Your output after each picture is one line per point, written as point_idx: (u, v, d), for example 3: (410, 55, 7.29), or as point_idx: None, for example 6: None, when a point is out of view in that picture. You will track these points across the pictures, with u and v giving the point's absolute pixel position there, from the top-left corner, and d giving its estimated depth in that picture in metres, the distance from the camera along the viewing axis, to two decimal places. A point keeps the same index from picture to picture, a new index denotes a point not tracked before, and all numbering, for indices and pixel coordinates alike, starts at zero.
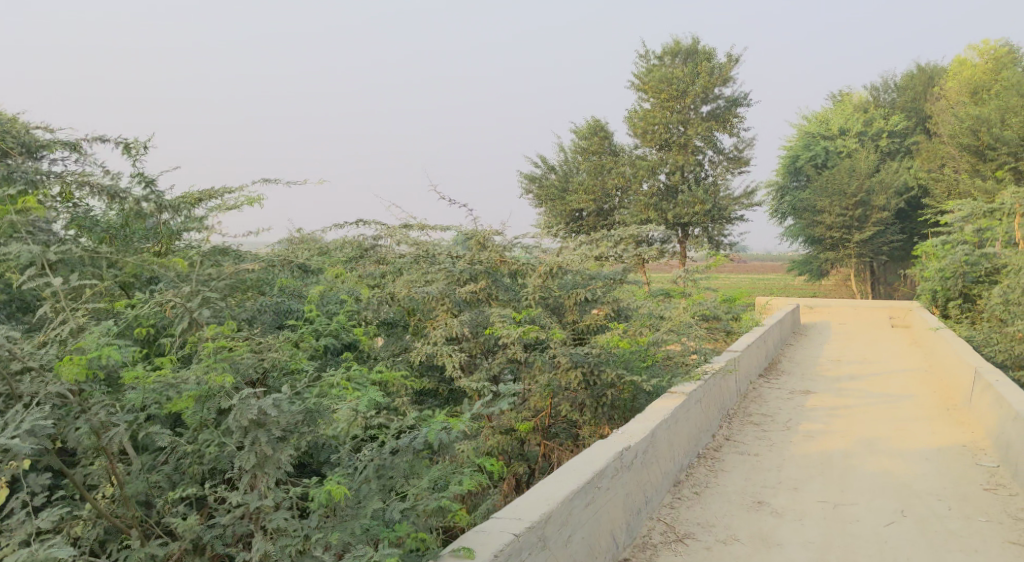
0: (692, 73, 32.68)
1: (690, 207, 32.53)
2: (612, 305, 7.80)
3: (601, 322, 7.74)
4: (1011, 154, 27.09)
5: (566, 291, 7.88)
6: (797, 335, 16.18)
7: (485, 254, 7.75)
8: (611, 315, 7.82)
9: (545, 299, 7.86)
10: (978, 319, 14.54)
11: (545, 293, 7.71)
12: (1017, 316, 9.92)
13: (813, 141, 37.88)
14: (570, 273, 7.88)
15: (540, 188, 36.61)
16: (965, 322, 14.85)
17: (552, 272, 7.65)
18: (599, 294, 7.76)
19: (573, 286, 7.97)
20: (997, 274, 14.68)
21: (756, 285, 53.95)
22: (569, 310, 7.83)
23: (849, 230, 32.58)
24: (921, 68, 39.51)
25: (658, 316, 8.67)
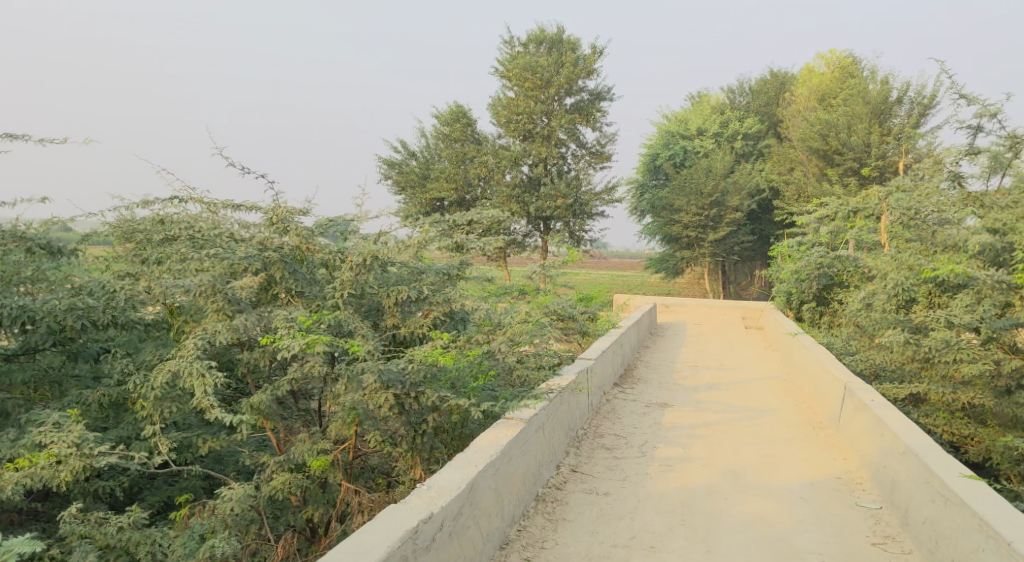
0: (557, 63, 31.89)
1: (553, 200, 31.85)
2: (443, 307, 6.36)
3: (426, 328, 6.24)
4: (856, 159, 28.22)
5: (385, 289, 6.39)
6: (654, 337, 15.48)
7: (284, 238, 6.17)
8: (442, 319, 6.37)
9: (358, 297, 6.36)
10: (833, 323, 14.40)
11: (358, 289, 6.21)
12: (880, 324, 9.45)
13: (673, 140, 38.20)
14: (393, 265, 6.49)
15: (399, 174, 34.76)
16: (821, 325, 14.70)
17: (367, 263, 6.15)
18: (426, 293, 6.32)
19: (396, 282, 6.55)
20: (849, 277, 14.62)
21: (614, 281, 54.45)
22: (389, 312, 6.35)
23: (705, 229, 32.94)
24: (773, 74, 40.97)
25: (502, 320, 7.30)
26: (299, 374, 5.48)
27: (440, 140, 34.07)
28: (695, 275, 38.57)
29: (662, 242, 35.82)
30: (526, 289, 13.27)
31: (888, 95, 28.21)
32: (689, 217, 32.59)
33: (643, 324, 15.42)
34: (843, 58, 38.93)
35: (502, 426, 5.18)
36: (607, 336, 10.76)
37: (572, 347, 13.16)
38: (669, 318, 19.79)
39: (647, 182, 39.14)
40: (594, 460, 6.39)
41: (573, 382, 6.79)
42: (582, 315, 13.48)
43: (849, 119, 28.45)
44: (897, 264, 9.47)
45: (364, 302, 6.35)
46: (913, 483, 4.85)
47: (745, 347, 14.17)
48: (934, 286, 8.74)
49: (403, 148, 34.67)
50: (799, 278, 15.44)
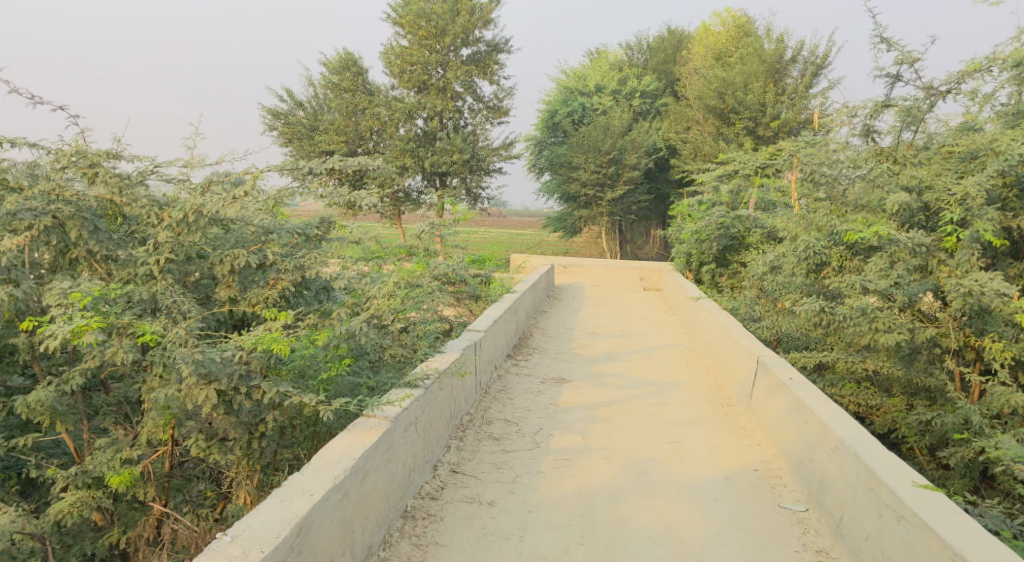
0: (452, 11, 30.24)
1: (448, 156, 30.54)
2: (292, 274, 5.72)
3: (268, 300, 5.62)
4: (752, 119, 28.25)
5: (218, 255, 5.65)
6: (553, 301, 14.70)
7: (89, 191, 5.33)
8: (291, 290, 5.72)
9: (182, 265, 5.53)
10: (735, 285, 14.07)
11: (180, 253, 5.38)
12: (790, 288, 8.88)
13: (571, 96, 37.33)
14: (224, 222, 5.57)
15: (284, 125, 32.39)
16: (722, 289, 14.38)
17: (190, 219, 5.32)
18: (270, 257, 5.67)
19: (236, 244, 5.85)
20: (749, 238, 14.29)
21: (512, 240, 53.67)
22: (224, 281, 5.66)
23: (603, 188, 32.41)
24: (670, 31, 40.72)
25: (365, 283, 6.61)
26: (97, 364, 4.68)
27: (327, 89, 31.86)
28: (592, 234, 38.25)
29: (560, 200, 35.18)
30: (416, 253, 12.18)
31: (783, 54, 28.24)
32: (587, 175, 31.96)
33: (540, 286, 14.65)
34: (738, 18, 38.98)
35: (359, 431, 4.28)
36: (500, 302, 9.89)
37: (465, 314, 12.23)
38: (567, 280, 19.12)
39: (545, 140, 38.26)
40: (480, 455, 5.41)
41: (454, 362, 5.84)
42: (476, 280, 12.55)
43: (746, 78, 28.37)
44: (805, 225, 8.98)
45: (192, 270, 5.59)
46: (846, 487, 4.45)
47: (644, 311, 13.63)
48: (845, 248, 8.27)
49: (288, 98, 32.27)
50: (699, 239, 15.00)
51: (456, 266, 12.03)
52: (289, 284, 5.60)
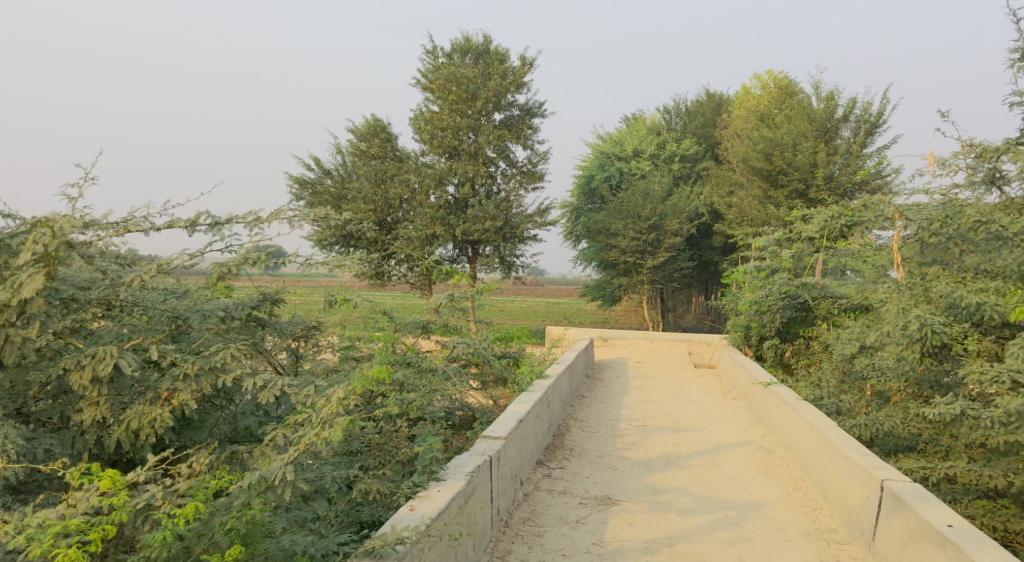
0: (483, 75, 29.41)
1: (480, 223, 29.26)
2: (186, 392, 5.76)
3: (152, 421, 5.60)
4: (802, 181, 26.56)
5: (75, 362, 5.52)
6: (593, 382, 12.90)
7: None
8: (179, 404, 5.77)
9: (27, 371, 5.51)
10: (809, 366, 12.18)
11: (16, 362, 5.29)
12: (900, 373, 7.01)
13: (608, 161, 36.12)
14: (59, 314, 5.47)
15: (311, 194, 31.56)
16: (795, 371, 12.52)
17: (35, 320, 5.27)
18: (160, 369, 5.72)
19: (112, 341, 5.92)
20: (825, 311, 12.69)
21: (548, 309, 51.88)
22: (92, 396, 5.55)
23: (643, 254, 30.56)
24: (709, 95, 39.62)
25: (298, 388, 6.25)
26: None
27: (356, 156, 31.09)
28: (632, 303, 36.40)
29: (598, 268, 33.55)
30: (435, 329, 10.63)
31: (834, 112, 26.65)
32: (626, 242, 30.23)
33: (577, 365, 12.85)
34: (780, 80, 37.72)
35: None
36: (527, 393, 8.16)
37: (490, 399, 10.62)
38: (609, 354, 17.35)
39: (582, 206, 36.90)
40: None
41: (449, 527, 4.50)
42: (506, 358, 10.93)
43: (793, 138, 26.80)
44: (912, 295, 7.15)
45: (46, 380, 5.56)
46: None
47: (699, 397, 11.77)
48: (972, 326, 6.47)
49: (317, 166, 31.57)
50: (759, 310, 13.22)
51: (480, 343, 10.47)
52: (183, 405, 5.61)
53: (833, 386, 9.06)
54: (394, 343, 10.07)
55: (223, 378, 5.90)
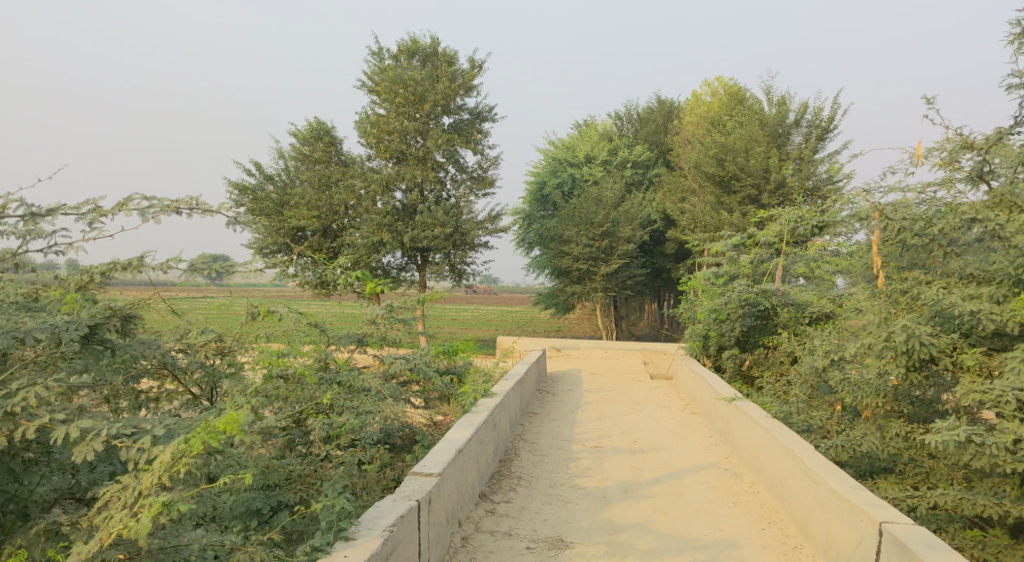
0: (431, 78, 28.52)
1: (429, 230, 28.32)
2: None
3: None
4: (755, 186, 26.32)
5: None
6: (544, 396, 12.12)
7: None
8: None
9: None
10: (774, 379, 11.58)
11: None
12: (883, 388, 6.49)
13: (560, 167, 35.53)
14: None
15: (252, 201, 30.25)
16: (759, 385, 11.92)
17: None
18: None
19: None
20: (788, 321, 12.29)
21: (501, 318, 51.01)
22: None
23: (596, 262, 29.95)
24: (660, 101, 39.40)
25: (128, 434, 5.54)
26: None
27: (298, 161, 29.88)
28: (586, 311, 35.83)
29: (550, 276, 32.89)
30: (372, 342, 9.73)
31: (786, 117, 26.47)
32: (578, 249, 29.58)
33: (527, 378, 12.06)
34: (731, 86, 37.64)
35: None
36: (468, 414, 7.32)
37: (433, 419, 9.78)
38: (562, 365, 16.61)
39: (534, 213, 36.19)
40: None
41: None
42: (450, 373, 10.09)
43: (746, 143, 26.57)
44: (891, 302, 6.56)
45: None
46: None
47: (657, 412, 11.09)
48: (961, 337, 5.93)
49: (258, 171, 30.25)
50: (719, 318, 12.66)
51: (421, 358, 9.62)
52: None
53: (801, 400, 8.43)
54: (325, 358, 9.15)
55: (21, 429, 4.99)
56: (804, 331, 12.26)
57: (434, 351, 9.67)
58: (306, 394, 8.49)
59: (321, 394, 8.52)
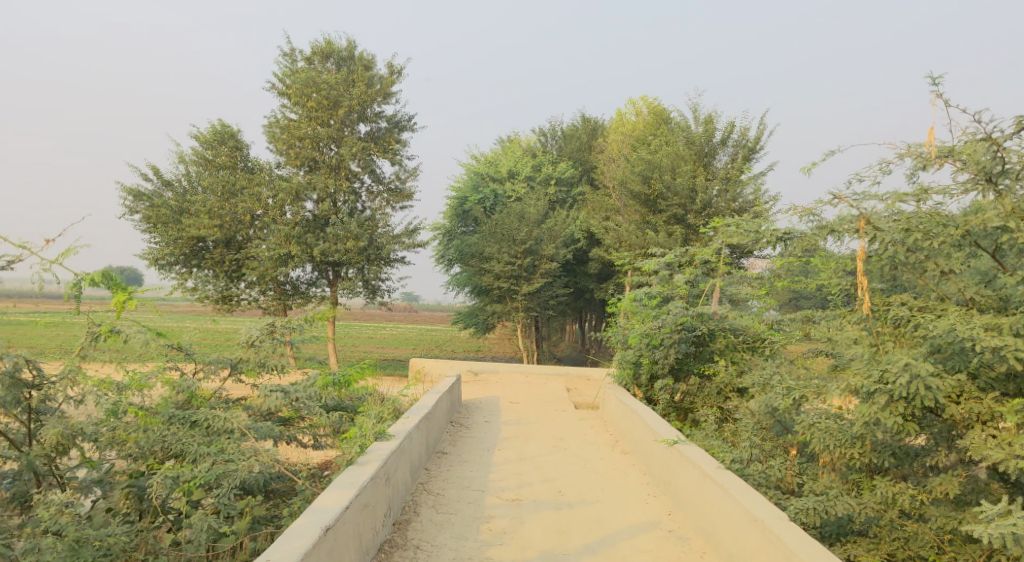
0: (347, 82, 26.84)
1: (342, 243, 26.55)
2: None
3: None
4: (681, 206, 25.73)
5: None
6: (457, 431, 10.72)
7: None
8: None
9: None
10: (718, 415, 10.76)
11: None
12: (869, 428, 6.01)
13: (482, 182, 34.30)
14: None
15: (147, 208, 27.76)
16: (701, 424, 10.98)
17: None
18: None
19: None
20: (728, 348, 11.56)
21: (419, 337, 49.10)
22: None
23: (518, 280, 28.69)
24: (585, 119, 38.74)
25: None
26: None
27: (199, 166, 27.60)
28: (507, 331, 34.50)
29: (471, 294, 31.47)
30: (246, 370, 8.08)
31: (713, 136, 25.95)
32: (500, 266, 28.29)
33: (439, 409, 10.67)
34: (656, 105, 37.24)
35: None
36: (354, 467, 5.91)
37: (323, 462, 8.24)
38: (481, 392, 15.22)
39: (455, 229, 34.75)
40: None
41: None
42: (342, 410, 8.47)
43: (673, 161, 25.97)
44: (883, 334, 6.31)
45: None
46: None
47: (584, 450, 9.89)
48: (967, 379, 5.69)
49: (154, 176, 27.81)
50: (652, 344, 11.56)
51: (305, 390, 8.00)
52: None
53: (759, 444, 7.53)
54: (188, 390, 7.50)
55: None
56: (740, 359, 11.51)
57: (321, 383, 8.05)
58: (150, 438, 6.75)
59: (170, 437, 6.78)
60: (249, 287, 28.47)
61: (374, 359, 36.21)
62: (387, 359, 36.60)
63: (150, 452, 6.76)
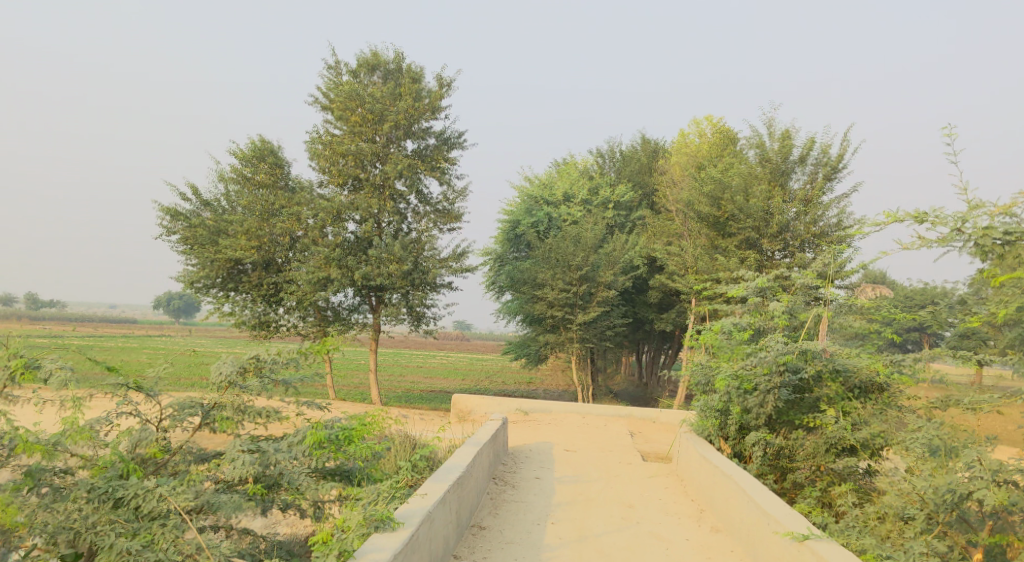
0: (393, 96, 25.42)
1: (384, 266, 24.94)
2: None
3: None
4: (754, 229, 23.34)
5: None
6: (499, 494, 8.73)
7: None
8: None
9: None
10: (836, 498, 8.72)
11: None
12: None
13: (535, 206, 32.43)
14: None
15: (186, 228, 26.77)
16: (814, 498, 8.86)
17: None
18: None
19: None
20: (838, 397, 9.31)
21: (470, 367, 47.13)
22: None
23: (572, 308, 26.56)
24: (645, 140, 36.61)
25: None
26: None
27: (238, 185, 26.47)
28: (560, 363, 32.28)
29: (522, 323, 29.43)
30: (221, 420, 6.32)
31: (789, 153, 23.54)
32: (553, 294, 26.22)
33: (481, 465, 8.75)
34: (722, 125, 34.87)
35: None
36: None
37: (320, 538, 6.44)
38: (530, 435, 13.24)
39: (506, 255, 32.88)
40: None
41: None
42: (347, 477, 6.53)
43: (744, 180, 23.69)
44: None
45: None
46: None
47: (664, 529, 7.82)
48: None
49: (194, 195, 26.82)
50: (744, 389, 9.33)
51: (292, 450, 6.19)
52: None
53: (901, 509, 7.34)
54: (140, 446, 6.14)
55: None
56: (854, 410, 9.26)
57: (312, 441, 6.15)
58: (59, 518, 5.65)
59: (82, 522, 5.64)
60: (287, 312, 27.12)
61: (419, 390, 34.30)
62: (431, 390, 34.70)
63: (53, 538, 5.61)
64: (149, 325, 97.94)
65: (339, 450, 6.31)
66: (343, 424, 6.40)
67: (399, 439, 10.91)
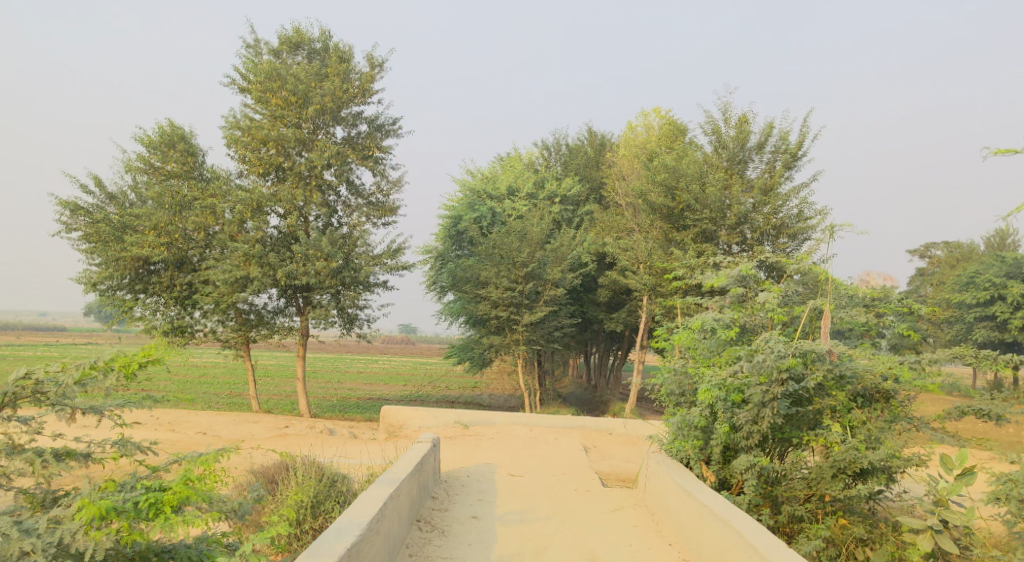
0: (318, 77, 23.11)
1: (311, 264, 22.61)
2: None
3: None
4: (710, 221, 21.77)
5: None
6: (420, 548, 6.80)
7: None
8: None
9: None
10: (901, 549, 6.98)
11: None
12: None
13: (478, 200, 30.36)
14: None
15: (87, 224, 23.88)
16: (822, 544, 7.07)
17: None
18: None
19: None
20: (848, 410, 7.56)
21: (413, 372, 44.73)
22: None
23: (518, 308, 24.62)
24: (592, 133, 34.91)
25: None
26: None
27: (147, 175, 23.75)
28: (505, 366, 30.30)
29: (465, 325, 27.31)
30: None
31: (746, 140, 22.02)
32: (497, 293, 24.15)
33: (401, 509, 6.85)
34: (671, 117, 33.36)
35: None
36: None
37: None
38: (469, 455, 11.23)
39: (447, 253, 30.63)
40: None
41: None
42: (168, 557, 4.85)
43: (699, 168, 22.07)
44: None
45: None
46: None
47: None
48: None
49: (97, 186, 23.94)
50: (732, 401, 7.51)
51: (56, 533, 4.52)
52: None
53: None
54: None
55: None
56: (864, 425, 7.54)
57: (91, 515, 4.53)
58: None
59: None
60: (204, 316, 24.45)
61: (356, 398, 31.78)
62: (369, 398, 32.31)
63: None
64: (73, 334, 92.21)
65: (136, 525, 4.67)
66: (149, 487, 4.85)
67: (307, 469, 8.82)
